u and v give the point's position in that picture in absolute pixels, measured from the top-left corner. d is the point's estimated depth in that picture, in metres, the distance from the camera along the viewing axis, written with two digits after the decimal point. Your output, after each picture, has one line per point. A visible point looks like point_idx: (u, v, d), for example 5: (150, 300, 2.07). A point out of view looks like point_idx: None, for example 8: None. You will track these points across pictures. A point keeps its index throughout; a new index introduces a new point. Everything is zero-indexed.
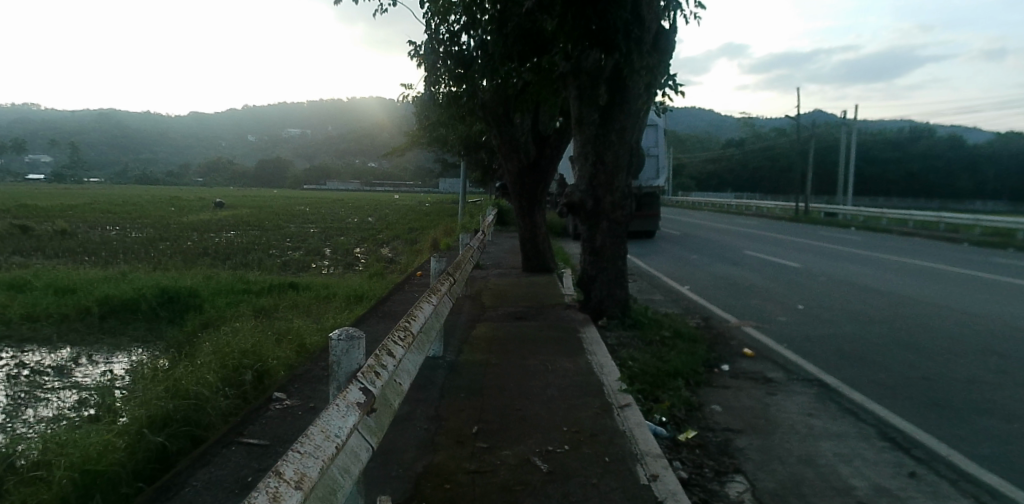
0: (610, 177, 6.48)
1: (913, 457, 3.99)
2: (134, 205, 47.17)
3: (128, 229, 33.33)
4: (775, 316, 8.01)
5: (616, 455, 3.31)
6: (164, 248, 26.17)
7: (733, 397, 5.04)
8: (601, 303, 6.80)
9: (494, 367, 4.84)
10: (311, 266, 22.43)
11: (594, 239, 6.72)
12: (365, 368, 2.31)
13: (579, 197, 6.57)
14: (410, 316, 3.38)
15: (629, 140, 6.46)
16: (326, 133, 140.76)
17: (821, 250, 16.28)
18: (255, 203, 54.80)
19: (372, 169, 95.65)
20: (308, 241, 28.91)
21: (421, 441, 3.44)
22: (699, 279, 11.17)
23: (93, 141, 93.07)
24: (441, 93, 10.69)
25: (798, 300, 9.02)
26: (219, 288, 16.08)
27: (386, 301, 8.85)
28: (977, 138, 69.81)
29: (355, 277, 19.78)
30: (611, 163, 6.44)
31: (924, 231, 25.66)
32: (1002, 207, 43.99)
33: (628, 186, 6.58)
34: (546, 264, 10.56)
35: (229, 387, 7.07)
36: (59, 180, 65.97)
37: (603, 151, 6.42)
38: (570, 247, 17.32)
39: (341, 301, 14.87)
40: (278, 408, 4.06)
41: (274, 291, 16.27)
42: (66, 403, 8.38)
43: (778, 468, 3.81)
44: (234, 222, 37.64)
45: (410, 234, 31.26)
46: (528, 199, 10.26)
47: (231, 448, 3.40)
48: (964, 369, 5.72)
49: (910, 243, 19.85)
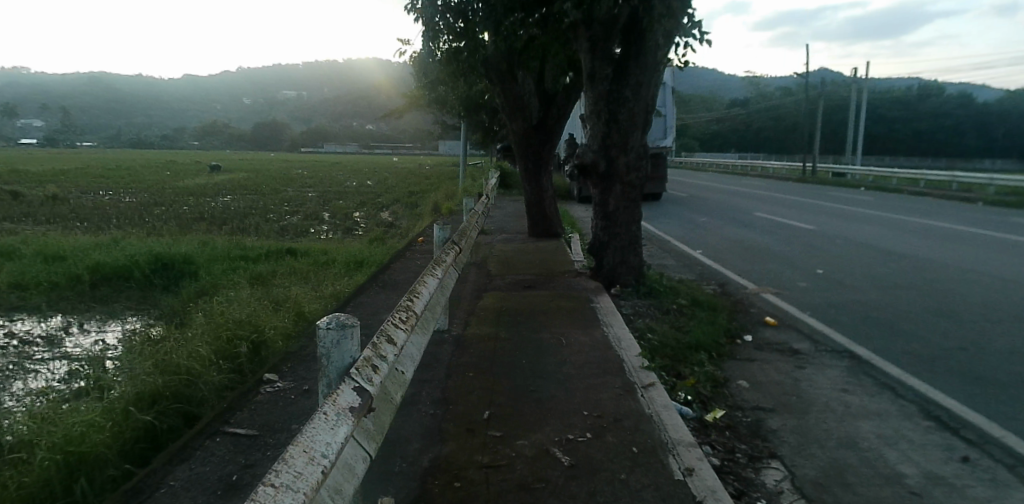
0: (625, 137, 6.00)
1: (962, 439, 3.66)
2: (130, 170, 46.48)
3: (123, 194, 32.81)
4: (794, 282, 7.64)
5: (644, 445, 2.96)
6: (159, 214, 25.70)
7: (760, 370, 4.70)
8: (613, 271, 6.40)
9: (504, 342, 4.48)
10: (310, 231, 22.04)
11: (606, 203, 6.29)
12: (360, 362, 1.94)
13: (592, 158, 6.10)
14: (412, 294, 3.00)
15: (645, 96, 5.94)
16: (323, 95, 138.54)
17: (834, 211, 15.84)
18: (252, 167, 54.05)
19: (370, 132, 94.41)
20: (306, 206, 28.40)
21: (428, 429, 3.10)
22: (711, 243, 10.78)
23: (87, 105, 91.53)
24: (439, 49, 10.06)
25: (817, 265, 8.64)
26: (216, 255, 15.71)
27: (386, 269, 8.45)
28: (987, 96, 68.50)
29: (355, 242, 19.40)
30: (626, 122, 5.94)
31: (935, 191, 25.18)
32: (1011, 166, 43.39)
33: (643, 145, 6.11)
34: (553, 228, 10.07)
35: (224, 360, 6.73)
36: (53, 144, 64.96)
37: (618, 109, 5.93)
38: (575, 211, 16.88)
39: (340, 267, 14.52)
40: (269, 391, 3.70)
41: (271, 257, 15.91)
42: (57, 376, 8.07)
43: (817, 452, 3.47)
44: (231, 186, 37.09)
45: (410, 198, 30.77)
46: (534, 161, 9.76)
47: (217, 440, 3.04)
48: (1002, 339, 5.38)
49: (923, 203, 19.39)
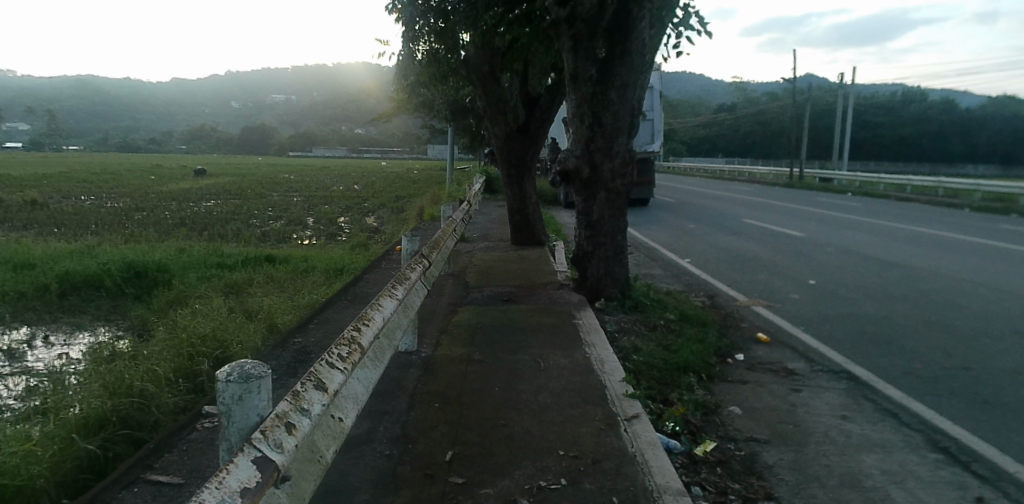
0: (609, 142, 5.67)
1: (976, 476, 3.33)
2: (113, 174, 45.67)
3: (103, 199, 32.11)
4: (787, 294, 7.32)
5: (626, 493, 2.59)
6: (139, 219, 25.11)
7: (752, 394, 4.36)
8: (598, 284, 6.05)
9: (477, 365, 4.11)
10: (293, 236, 21.59)
11: (590, 212, 5.94)
12: (271, 419, 1.55)
13: (574, 164, 5.78)
14: (364, 319, 2.60)
15: (631, 99, 5.62)
16: (312, 99, 137.76)
17: (822, 218, 15.65)
18: (238, 171, 53.38)
19: (358, 136, 93.81)
20: (290, 211, 27.91)
21: (380, 474, 2.71)
22: (699, 250, 10.48)
23: (71, 108, 90.38)
24: (418, 50, 9.69)
25: (809, 275, 8.34)
26: (192, 262, 15.21)
27: (361, 279, 8.03)
28: (969, 102, 69.46)
29: (338, 248, 18.96)
30: (610, 126, 5.61)
31: (923, 196, 25.12)
32: (994, 172, 43.78)
33: (629, 150, 5.77)
34: (537, 237, 9.68)
35: (184, 379, 6.30)
36: (37, 148, 63.95)
37: (602, 111, 5.60)
38: (561, 216, 16.55)
39: (320, 275, 14.08)
40: (206, 427, 3.32)
41: (250, 264, 15.44)
42: (10, 393, 7.58)
43: (818, 493, 3.11)
44: (215, 191, 36.46)
45: (396, 203, 30.33)
46: (517, 166, 9.38)
47: (135, 490, 2.65)
48: (1007, 357, 5.09)
49: (911, 210, 19.28)
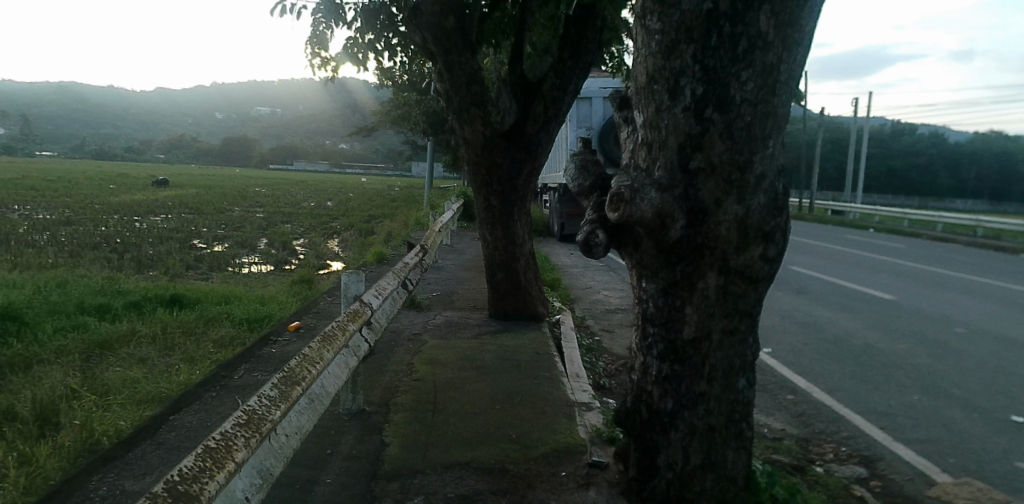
0: (744, 147, 2.15)
1: None
2: (72, 181, 41.50)
3: (37, 208, 28.00)
4: (1009, 459, 3.83)
5: None
6: (55, 235, 21.00)
7: None
8: (683, 492, 2.50)
9: None
10: (232, 262, 17.75)
11: (682, 326, 2.38)
12: None
13: (654, 210, 2.18)
14: None
15: (800, 40, 2.13)
16: (294, 113, 134.46)
17: (886, 267, 12.41)
18: (207, 182, 49.49)
19: (341, 151, 90.61)
20: (244, 229, 24.24)
21: None
22: (774, 328, 6.99)
23: (45, 114, 85.88)
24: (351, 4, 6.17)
25: (998, 398, 4.84)
26: (65, 302, 11.12)
27: (226, 373, 4.27)
28: (954, 136, 68.98)
29: (279, 282, 15.23)
30: (750, 106, 2.11)
31: (956, 236, 22.05)
32: (988, 208, 41.88)
33: (781, 176, 2.24)
34: (527, 305, 6.16)
35: None
36: (6, 151, 59.56)
37: (730, 65, 2.10)
38: (556, 257, 13.01)
39: (237, 327, 10.30)
40: None
41: (147, 304, 11.63)
42: None
43: None
44: (172, 203, 32.51)
45: (366, 223, 26.81)
46: (500, 194, 5.73)
47: None
48: None
49: (972, 255, 16.14)
